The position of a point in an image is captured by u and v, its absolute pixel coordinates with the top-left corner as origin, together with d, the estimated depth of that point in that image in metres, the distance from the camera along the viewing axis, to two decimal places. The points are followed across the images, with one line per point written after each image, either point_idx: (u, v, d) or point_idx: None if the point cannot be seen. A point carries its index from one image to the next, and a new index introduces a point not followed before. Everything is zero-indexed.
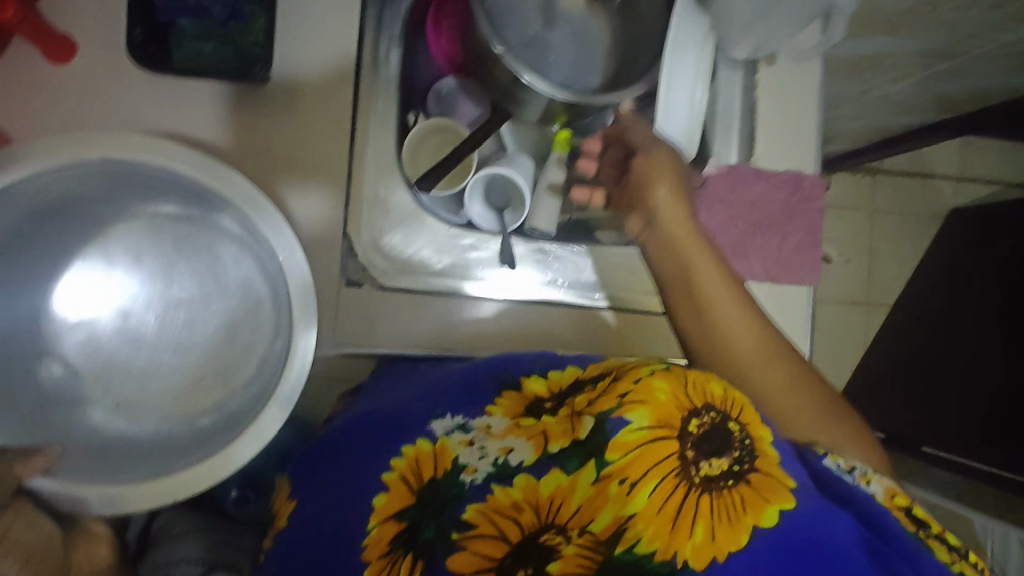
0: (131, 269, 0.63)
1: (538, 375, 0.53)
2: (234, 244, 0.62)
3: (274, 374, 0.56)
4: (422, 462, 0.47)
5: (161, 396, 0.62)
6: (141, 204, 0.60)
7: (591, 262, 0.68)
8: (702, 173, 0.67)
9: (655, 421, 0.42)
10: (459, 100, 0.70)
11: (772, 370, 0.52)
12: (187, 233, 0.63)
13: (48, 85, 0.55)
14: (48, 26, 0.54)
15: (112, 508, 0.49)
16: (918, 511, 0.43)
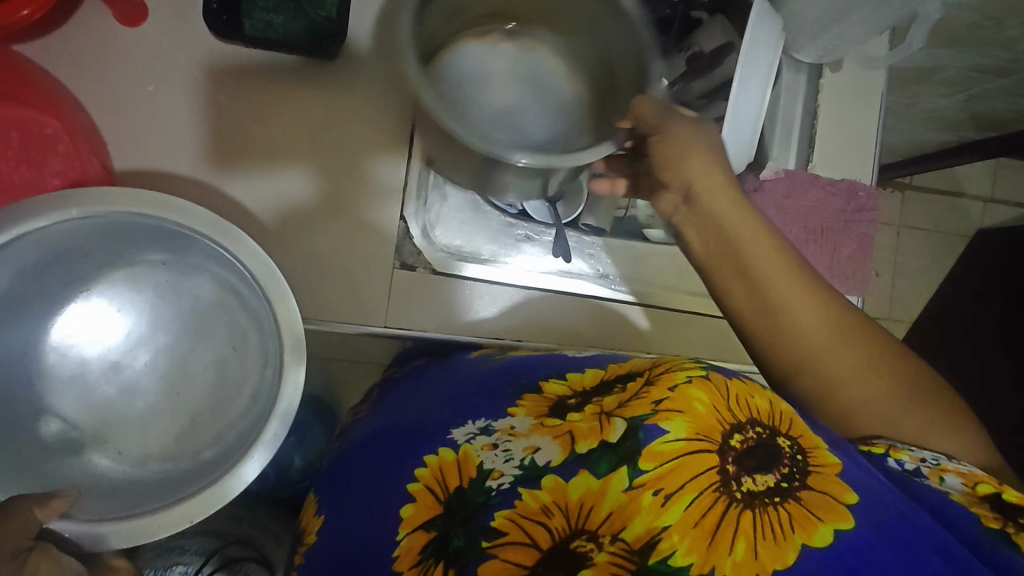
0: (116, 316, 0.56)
1: (557, 379, 0.51)
2: (217, 280, 0.56)
3: (268, 397, 0.51)
4: (447, 471, 0.45)
5: (161, 445, 0.55)
6: (124, 253, 0.55)
7: (643, 258, 0.67)
8: (759, 177, 0.67)
9: (693, 432, 0.38)
10: None
11: (852, 375, 0.47)
12: (172, 278, 0.57)
13: (119, 47, 0.55)
14: None
15: (132, 542, 0.47)
16: (1012, 497, 0.39)
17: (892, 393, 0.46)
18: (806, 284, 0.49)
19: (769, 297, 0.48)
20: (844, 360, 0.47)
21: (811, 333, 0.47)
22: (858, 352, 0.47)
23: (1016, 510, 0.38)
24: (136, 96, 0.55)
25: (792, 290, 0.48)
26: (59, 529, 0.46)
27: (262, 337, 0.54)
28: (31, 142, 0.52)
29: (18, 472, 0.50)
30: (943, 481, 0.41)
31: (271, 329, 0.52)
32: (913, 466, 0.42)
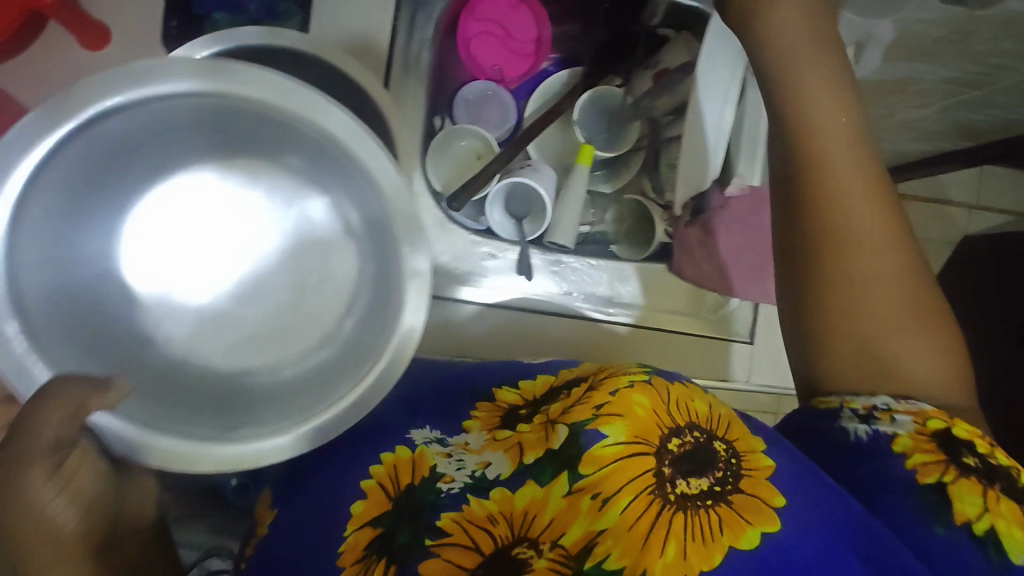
0: (278, 203, 0.47)
1: (510, 387, 0.54)
2: (336, 207, 0.45)
3: (369, 347, 0.43)
4: (400, 471, 0.47)
5: (237, 331, 0.47)
6: (247, 134, 0.43)
7: (608, 275, 0.68)
8: (725, 193, 0.65)
9: (631, 436, 0.41)
10: (487, 106, 0.70)
11: (875, 308, 0.48)
12: (326, 185, 0.45)
13: (81, 69, 0.55)
14: (88, 14, 0.53)
15: (167, 466, 0.38)
16: (956, 430, 0.45)
17: (878, 311, 0.48)
18: (887, 221, 0.48)
19: (858, 234, 0.48)
20: (897, 296, 0.48)
21: (863, 267, 0.48)
22: (906, 282, 0.49)
23: (959, 448, 0.45)
24: None
25: (867, 215, 0.48)
26: (101, 426, 0.38)
27: (361, 245, 0.46)
28: None
29: (87, 354, 0.41)
30: (895, 425, 0.47)
31: (384, 227, 0.42)
32: (865, 413, 0.48)
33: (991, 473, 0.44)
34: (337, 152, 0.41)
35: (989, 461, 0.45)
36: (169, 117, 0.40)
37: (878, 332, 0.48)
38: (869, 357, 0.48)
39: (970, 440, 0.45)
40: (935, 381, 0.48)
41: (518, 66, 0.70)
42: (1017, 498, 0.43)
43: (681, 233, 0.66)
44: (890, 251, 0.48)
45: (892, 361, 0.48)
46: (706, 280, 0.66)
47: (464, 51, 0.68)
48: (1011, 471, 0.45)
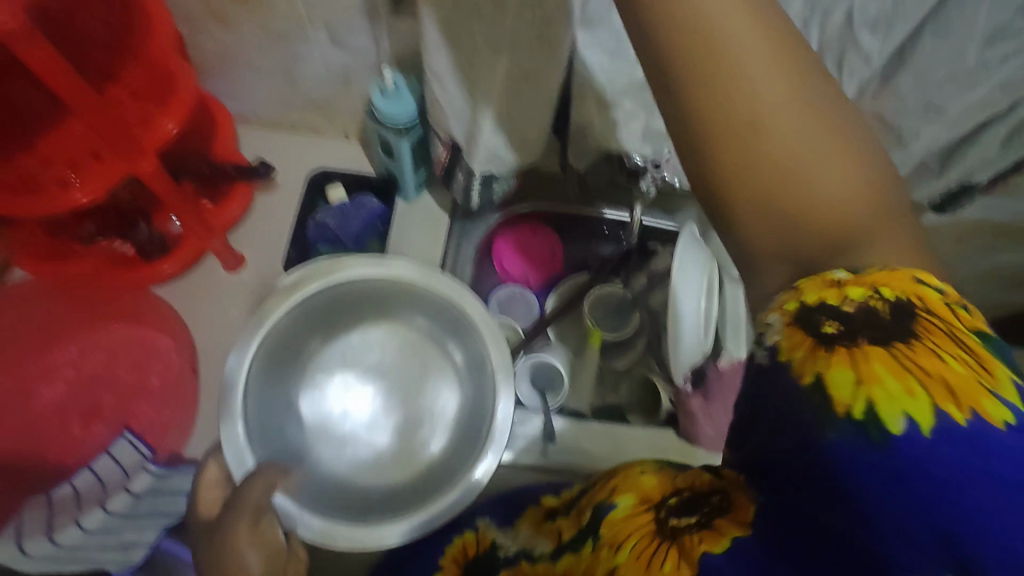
0: (398, 367, 0.73)
1: (551, 495, 0.62)
2: (451, 368, 0.72)
3: (473, 448, 0.64)
4: (468, 548, 0.62)
5: (369, 454, 0.69)
6: (394, 313, 0.72)
7: (621, 436, 0.77)
8: (719, 366, 0.77)
9: (638, 500, 0.44)
10: (514, 303, 0.84)
11: (799, 178, 0.36)
12: (433, 355, 0.73)
13: (222, 287, 0.76)
14: (232, 248, 0.76)
15: (318, 539, 0.56)
16: (810, 294, 0.35)
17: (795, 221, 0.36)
18: (764, 38, 0.35)
19: (729, 163, 0.36)
20: (817, 162, 0.36)
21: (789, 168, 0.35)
22: (788, 86, 0.35)
23: (814, 315, 0.34)
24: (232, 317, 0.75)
25: (780, 123, 0.35)
26: (279, 504, 0.56)
27: (463, 380, 0.71)
28: (144, 354, 0.71)
29: (280, 453, 0.63)
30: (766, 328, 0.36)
31: (479, 365, 0.66)
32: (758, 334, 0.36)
33: (858, 328, 0.33)
34: (448, 311, 0.67)
35: (857, 301, 0.33)
36: (349, 296, 0.69)
37: (813, 211, 0.36)
38: (819, 251, 0.36)
39: (821, 300, 0.34)
40: (864, 231, 0.36)
41: (539, 271, 0.85)
42: (893, 339, 0.32)
43: (683, 403, 0.77)
44: (799, 136, 0.35)
45: (846, 233, 0.36)
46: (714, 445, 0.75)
47: (497, 264, 0.84)
48: (897, 304, 0.33)
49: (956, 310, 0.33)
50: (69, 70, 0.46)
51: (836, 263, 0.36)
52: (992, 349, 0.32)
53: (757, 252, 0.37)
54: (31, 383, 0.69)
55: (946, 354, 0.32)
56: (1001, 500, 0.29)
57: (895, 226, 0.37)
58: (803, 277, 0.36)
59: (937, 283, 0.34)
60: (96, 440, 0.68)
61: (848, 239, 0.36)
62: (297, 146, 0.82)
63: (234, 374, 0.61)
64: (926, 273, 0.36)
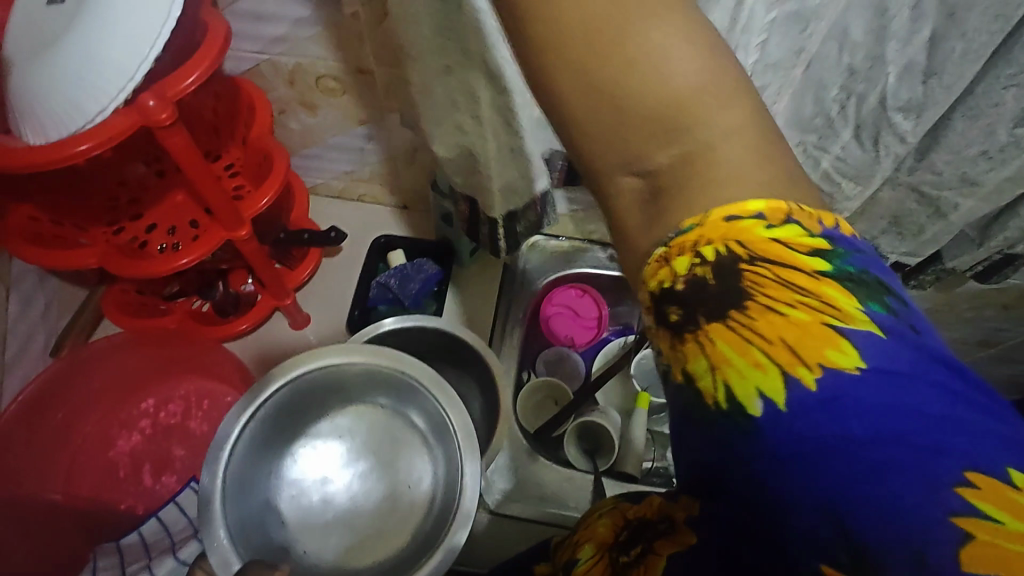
0: (364, 449, 0.60)
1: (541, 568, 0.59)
2: (419, 442, 0.60)
3: (448, 513, 0.54)
4: None
5: (343, 547, 0.56)
6: (355, 396, 0.61)
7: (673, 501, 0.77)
8: None
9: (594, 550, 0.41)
10: (562, 364, 0.88)
11: (632, 88, 0.28)
12: (397, 426, 0.61)
13: (288, 343, 0.81)
14: (299, 310, 0.81)
15: None
16: (661, 263, 0.28)
17: (628, 118, 0.28)
18: None
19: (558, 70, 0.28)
20: (653, 15, 0.27)
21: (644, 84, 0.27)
22: None
23: (661, 306, 0.28)
24: None
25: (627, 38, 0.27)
26: None
27: (430, 447, 0.59)
28: (214, 407, 0.75)
29: (255, 548, 0.51)
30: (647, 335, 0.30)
31: (444, 428, 0.58)
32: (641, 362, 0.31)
33: (698, 305, 0.27)
34: (404, 384, 0.59)
35: (683, 275, 0.27)
36: (318, 386, 0.58)
37: (648, 98, 0.28)
38: (668, 154, 0.28)
39: (659, 280, 0.28)
40: (698, 137, 0.28)
41: (586, 336, 0.86)
42: (730, 308, 0.27)
43: None
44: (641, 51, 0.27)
45: (680, 143, 0.28)
46: None
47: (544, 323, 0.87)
48: (742, 268, 0.27)
49: (782, 237, 0.27)
50: (199, 159, 0.55)
51: (674, 200, 0.29)
52: (837, 273, 0.27)
53: (596, 164, 0.29)
54: (112, 433, 0.74)
55: (799, 294, 0.26)
56: (895, 474, 0.24)
57: (728, 99, 0.28)
58: (654, 191, 0.29)
59: (786, 211, 0.27)
60: (164, 489, 0.71)
61: (693, 165, 0.28)
62: (362, 218, 0.90)
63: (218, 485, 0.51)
64: (774, 164, 0.29)
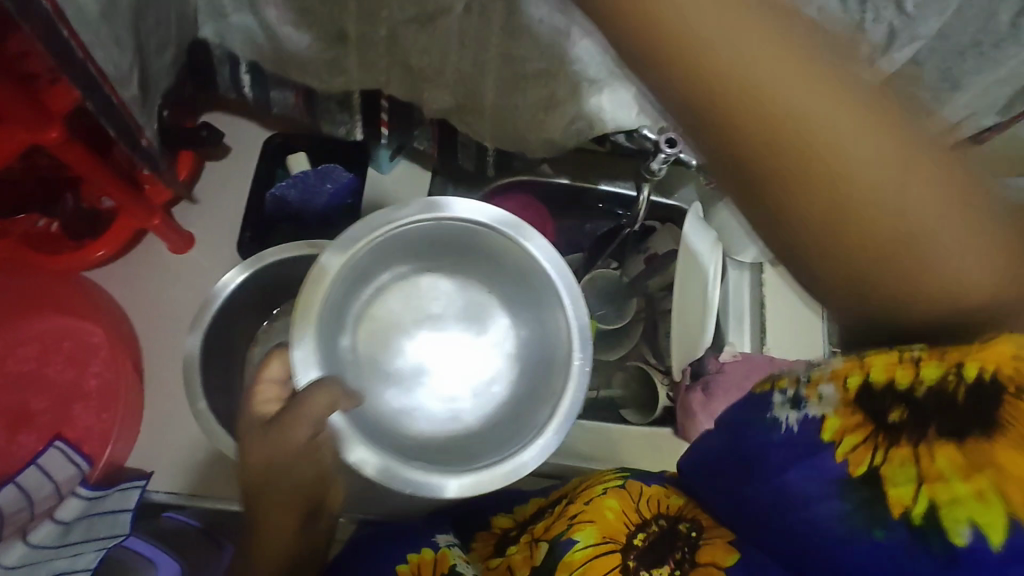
0: (461, 311, 0.61)
1: (505, 513, 0.58)
2: (522, 338, 0.59)
3: (537, 413, 0.53)
4: (425, 569, 0.50)
5: (434, 399, 0.58)
6: (474, 262, 0.60)
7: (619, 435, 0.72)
8: (719, 359, 0.72)
9: (601, 536, 0.45)
10: None
11: (840, 185, 0.30)
12: (511, 305, 0.60)
13: (169, 271, 0.67)
14: (178, 227, 0.66)
15: (378, 476, 0.48)
16: (878, 378, 0.35)
17: (798, 200, 0.30)
18: (752, 34, 0.28)
19: (718, 120, 0.29)
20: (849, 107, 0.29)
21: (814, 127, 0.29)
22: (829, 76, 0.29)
23: (878, 404, 0.35)
24: (183, 300, 0.66)
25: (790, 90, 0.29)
26: (334, 424, 0.47)
27: (533, 352, 0.58)
28: (77, 348, 0.62)
29: (333, 359, 0.52)
30: (817, 399, 0.37)
31: (553, 345, 0.56)
32: (791, 394, 0.39)
33: (930, 422, 0.33)
34: (526, 274, 0.56)
35: (942, 381, 0.33)
36: (442, 238, 0.57)
37: (828, 162, 0.30)
38: (849, 203, 0.30)
39: (889, 377, 0.35)
40: (897, 212, 0.30)
41: None
42: (967, 439, 0.32)
43: (680, 398, 0.72)
44: (858, 116, 0.29)
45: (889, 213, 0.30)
46: None
47: None
48: (995, 422, 0.31)
49: None
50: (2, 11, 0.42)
51: (857, 261, 0.32)
52: None
53: (778, 199, 0.31)
54: None
55: None
56: None
57: (951, 171, 0.30)
58: (788, 253, 0.33)
59: None
60: (23, 449, 0.60)
61: (905, 225, 0.30)
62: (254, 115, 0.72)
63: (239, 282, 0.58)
64: (983, 230, 0.31)
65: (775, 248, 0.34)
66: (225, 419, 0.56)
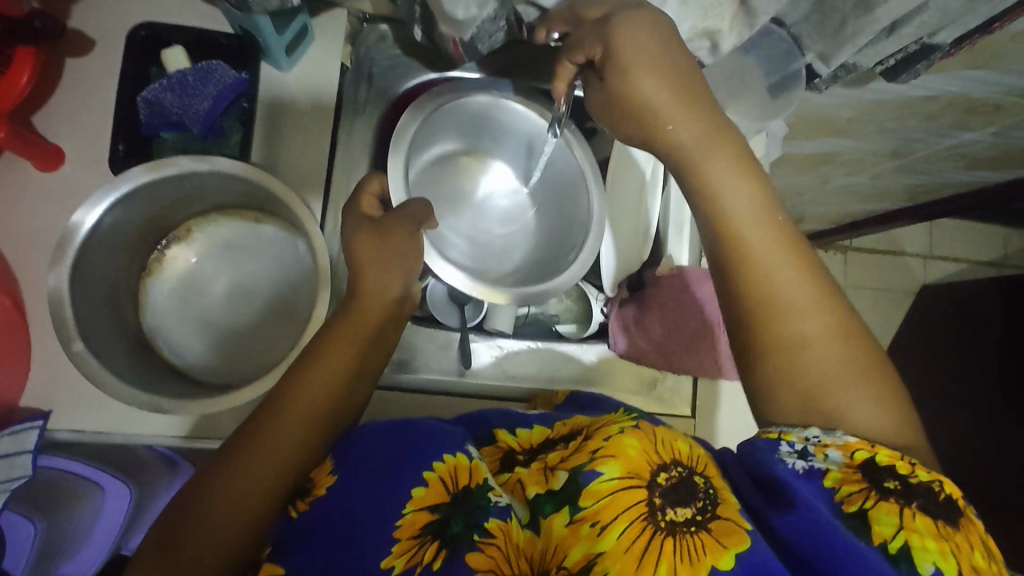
0: (488, 202, 0.69)
1: (508, 431, 0.52)
2: (542, 229, 0.68)
3: (554, 274, 0.61)
4: (459, 473, 0.44)
5: (467, 256, 0.65)
6: (512, 164, 0.68)
7: (552, 349, 0.68)
8: (655, 273, 0.69)
9: (626, 471, 0.41)
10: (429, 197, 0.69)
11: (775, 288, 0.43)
12: (538, 204, 0.68)
13: (38, 190, 0.59)
14: (40, 140, 0.57)
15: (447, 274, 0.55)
16: (883, 457, 0.39)
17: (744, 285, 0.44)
18: (722, 156, 0.45)
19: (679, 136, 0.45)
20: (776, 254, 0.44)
21: (751, 242, 0.44)
22: (761, 210, 0.44)
23: (881, 474, 0.38)
24: (59, 225, 0.59)
25: (739, 205, 0.44)
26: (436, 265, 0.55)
27: (547, 242, 0.66)
28: None
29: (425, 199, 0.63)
30: (826, 459, 0.39)
31: (569, 233, 0.64)
32: (801, 447, 0.40)
33: (915, 495, 0.37)
34: (551, 176, 0.65)
35: (925, 482, 0.38)
36: (491, 127, 0.64)
37: (766, 265, 0.44)
38: (793, 319, 0.43)
39: (891, 465, 0.38)
40: (812, 316, 0.43)
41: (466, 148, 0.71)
42: (938, 517, 0.37)
43: (612, 316, 0.69)
44: (780, 246, 0.44)
45: (805, 361, 0.42)
46: (643, 357, 0.68)
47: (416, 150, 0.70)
48: (949, 500, 0.38)
49: (972, 516, 0.38)
50: None
51: (773, 364, 0.43)
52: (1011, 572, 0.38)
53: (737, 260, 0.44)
54: None
55: (988, 554, 0.37)
56: None
57: (873, 366, 0.42)
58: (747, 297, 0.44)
59: (965, 504, 0.38)
60: None
61: (804, 344, 0.42)
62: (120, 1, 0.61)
63: (134, 185, 0.52)
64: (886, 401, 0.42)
65: (741, 271, 0.44)
66: (110, 358, 0.52)
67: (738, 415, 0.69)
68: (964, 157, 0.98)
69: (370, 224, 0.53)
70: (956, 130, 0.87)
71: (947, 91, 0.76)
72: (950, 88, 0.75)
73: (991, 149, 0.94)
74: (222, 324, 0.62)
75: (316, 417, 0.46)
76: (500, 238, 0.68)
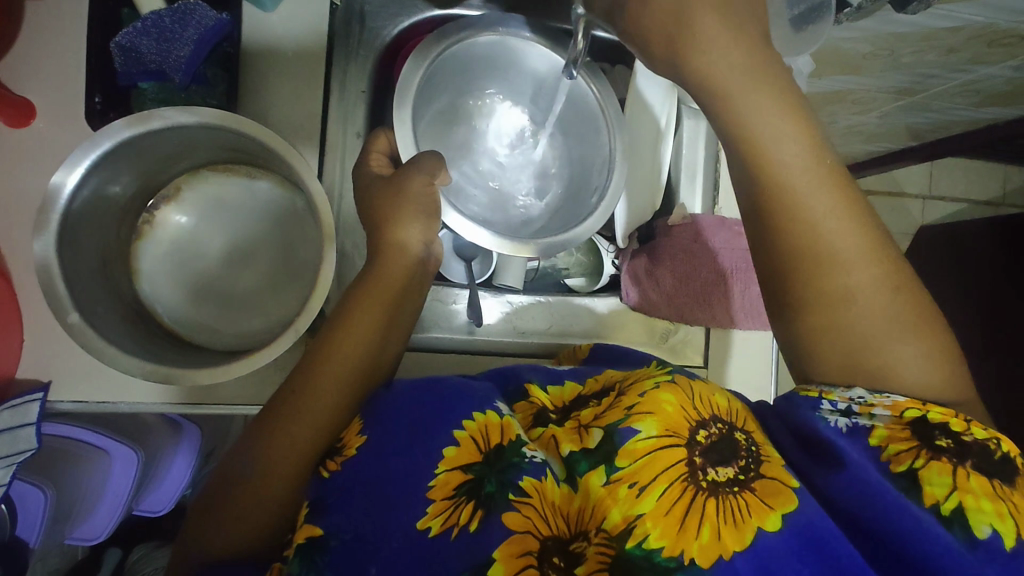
0: (507, 145, 0.66)
1: (540, 385, 0.50)
2: (561, 170, 0.65)
3: (576, 218, 0.58)
4: (491, 431, 0.43)
5: (488, 203, 0.63)
6: (527, 105, 0.64)
7: (564, 303, 0.66)
8: (666, 223, 0.67)
9: (663, 429, 0.40)
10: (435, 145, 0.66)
11: (819, 232, 0.42)
12: (555, 143, 0.65)
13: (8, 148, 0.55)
14: (8, 93, 0.52)
15: (462, 228, 0.52)
16: (933, 414, 0.39)
17: (786, 231, 0.43)
18: (762, 98, 0.42)
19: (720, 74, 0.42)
20: (823, 199, 0.42)
21: (796, 181, 0.42)
22: (807, 154, 0.43)
23: (931, 431, 0.38)
24: (34, 186, 0.55)
25: (783, 140, 0.42)
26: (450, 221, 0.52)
27: (569, 184, 0.64)
28: None
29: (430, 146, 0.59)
30: (871, 417, 0.40)
31: (589, 175, 0.61)
32: (844, 406, 0.41)
33: (969, 454, 0.37)
34: (569, 115, 0.62)
35: (982, 442, 0.38)
36: (502, 67, 0.60)
37: (813, 209, 0.42)
38: (844, 258, 0.42)
39: (943, 422, 0.38)
40: (862, 259, 0.42)
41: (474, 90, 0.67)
42: (994, 477, 0.37)
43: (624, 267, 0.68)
44: (831, 180, 0.42)
45: (846, 305, 0.42)
46: (655, 310, 0.66)
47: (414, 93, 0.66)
48: (1006, 461, 0.37)
49: None
50: None
51: (815, 311, 0.42)
52: None
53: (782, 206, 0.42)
54: None
55: None
56: None
57: (916, 316, 0.42)
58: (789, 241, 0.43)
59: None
60: None
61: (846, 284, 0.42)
62: None
63: (117, 139, 0.48)
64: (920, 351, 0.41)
65: (784, 218, 0.43)
66: (104, 328, 0.50)
67: (759, 364, 0.68)
68: (980, 93, 0.94)
69: (381, 189, 0.51)
70: (976, 64, 0.83)
71: (972, 23, 0.72)
72: (976, 19, 0.71)
73: (1007, 83, 0.91)
74: (225, 286, 0.59)
75: (352, 384, 0.47)
76: (518, 182, 0.65)
